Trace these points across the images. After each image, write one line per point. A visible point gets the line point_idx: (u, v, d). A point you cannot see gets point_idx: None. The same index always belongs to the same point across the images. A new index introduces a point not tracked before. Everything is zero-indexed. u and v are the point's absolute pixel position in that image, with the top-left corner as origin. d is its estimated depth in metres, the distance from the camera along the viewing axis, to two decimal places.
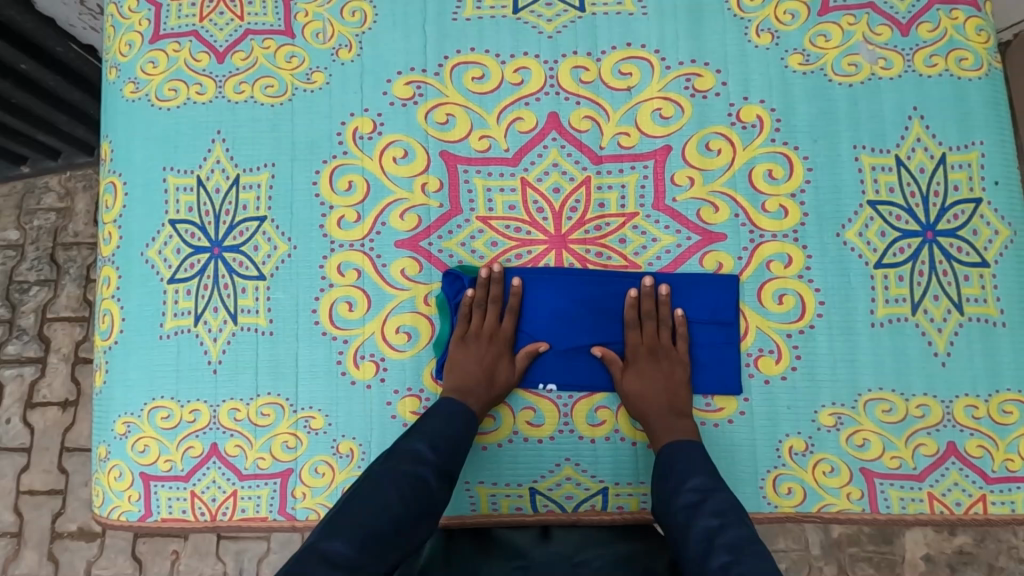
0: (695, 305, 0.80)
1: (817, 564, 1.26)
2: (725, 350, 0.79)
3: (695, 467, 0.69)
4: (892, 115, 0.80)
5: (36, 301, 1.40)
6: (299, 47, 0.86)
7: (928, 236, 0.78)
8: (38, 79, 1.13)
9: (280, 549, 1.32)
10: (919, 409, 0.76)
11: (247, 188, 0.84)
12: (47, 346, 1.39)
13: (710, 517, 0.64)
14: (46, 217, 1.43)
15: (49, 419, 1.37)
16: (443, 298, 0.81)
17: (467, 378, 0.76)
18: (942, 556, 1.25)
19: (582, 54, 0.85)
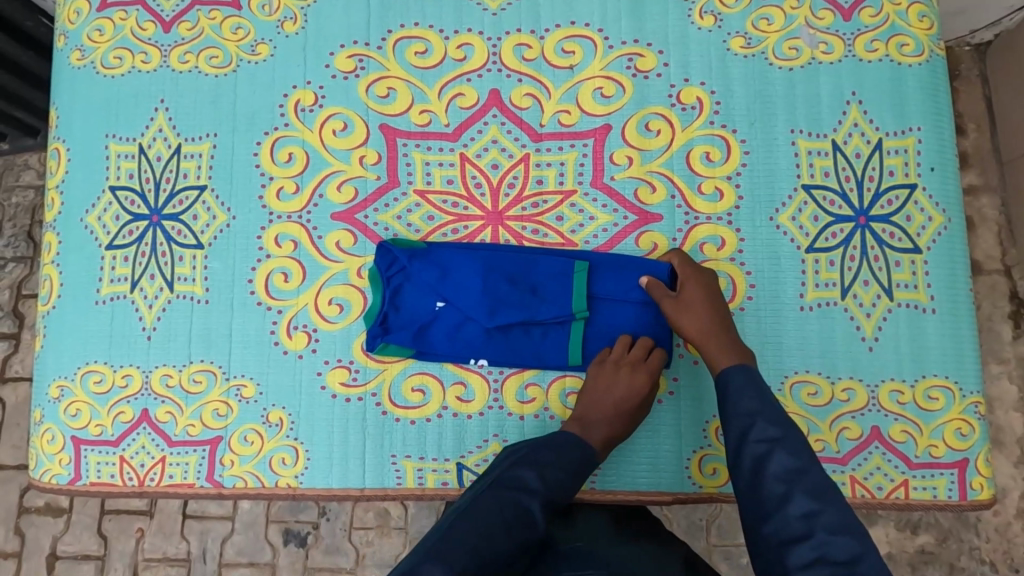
0: (627, 286, 0.79)
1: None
2: (656, 329, 0.80)
3: (746, 387, 0.68)
4: (831, 99, 0.80)
5: (11, 277, 1.41)
6: (245, 19, 0.86)
7: (861, 221, 0.78)
8: (13, 56, 1.14)
9: (244, 530, 1.27)
10: (845, 393, 0.76)
11: (188, 157, 0.85)
12: (21, 323, 1.39)
13: (760, 441, 0.64)
14: (23, 195, 1.43)
15: (20, 395, 1.37)
16: (378, 270, 0.80)
17: (593, 420, 0.75)
18: (903, 555, 1.16)
19: (526, 32, 0.85)
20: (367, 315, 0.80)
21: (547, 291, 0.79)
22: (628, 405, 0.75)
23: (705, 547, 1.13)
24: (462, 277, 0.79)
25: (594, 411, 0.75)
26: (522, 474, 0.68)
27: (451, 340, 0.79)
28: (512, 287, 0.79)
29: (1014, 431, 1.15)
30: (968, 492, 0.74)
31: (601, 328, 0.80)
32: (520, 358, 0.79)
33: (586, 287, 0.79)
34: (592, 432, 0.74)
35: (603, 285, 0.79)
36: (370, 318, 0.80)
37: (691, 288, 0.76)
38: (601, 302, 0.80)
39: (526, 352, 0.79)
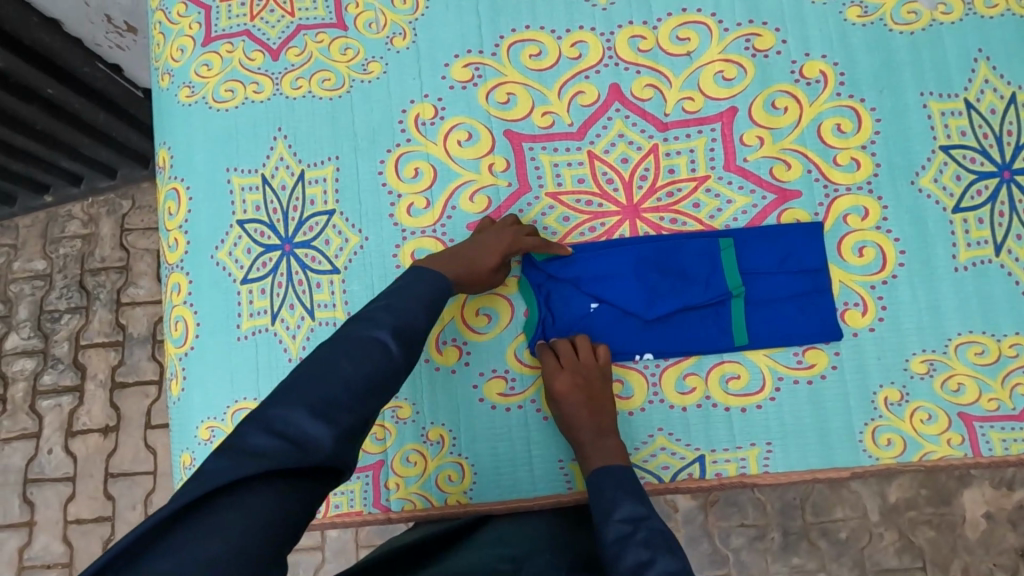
0: (778, 261, 0.79)
1: (876, 531, 1.27)
2: (816, 299, 0.78)
3: (611, 483, 0.70)
4: (957, 59, 0.80)
5: (68, 329, 1.38)
6: (353, 39, 0.86)
7: (1005, 176, 0.78)
8: (63, 104, 1.11)
9: (336, 557, 1.18)
10: (1013, 349, 0.76)
11: (313, 183, 0.84)
12: (83, 373, 1.36)
13: (621, 524, 0.65)
14: (71, 245, 1.41)
15: (91, 446, 1.33)
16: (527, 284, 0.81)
17: (459, 262, 0.74)
18: (1002, 512, 1.26)
19: (639, 24, 0.85)
20: (527, 323, 0.80)
21: (697, 274, 0.79)
22: (495, 251, 0.75)
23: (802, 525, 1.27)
24: (613, 272, 0.80)
25: (483, 251, 0.75)
26: (375, 315, 0.63)
27: (611, 339, 0.80)
28: (663, 276, 0.79)
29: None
30: None
31: (760, 306, 0.79)
32: (683, 347, 0.79)
33: (736, 265, 0.79)
34: (452, 265, 0.73)
35: (753, 260, 0.79)
36: (529, 331, 0.80)
37: (566, 407, 0.75)
38: (756, 278, 0.79)
39: (685, 337, 0.79)
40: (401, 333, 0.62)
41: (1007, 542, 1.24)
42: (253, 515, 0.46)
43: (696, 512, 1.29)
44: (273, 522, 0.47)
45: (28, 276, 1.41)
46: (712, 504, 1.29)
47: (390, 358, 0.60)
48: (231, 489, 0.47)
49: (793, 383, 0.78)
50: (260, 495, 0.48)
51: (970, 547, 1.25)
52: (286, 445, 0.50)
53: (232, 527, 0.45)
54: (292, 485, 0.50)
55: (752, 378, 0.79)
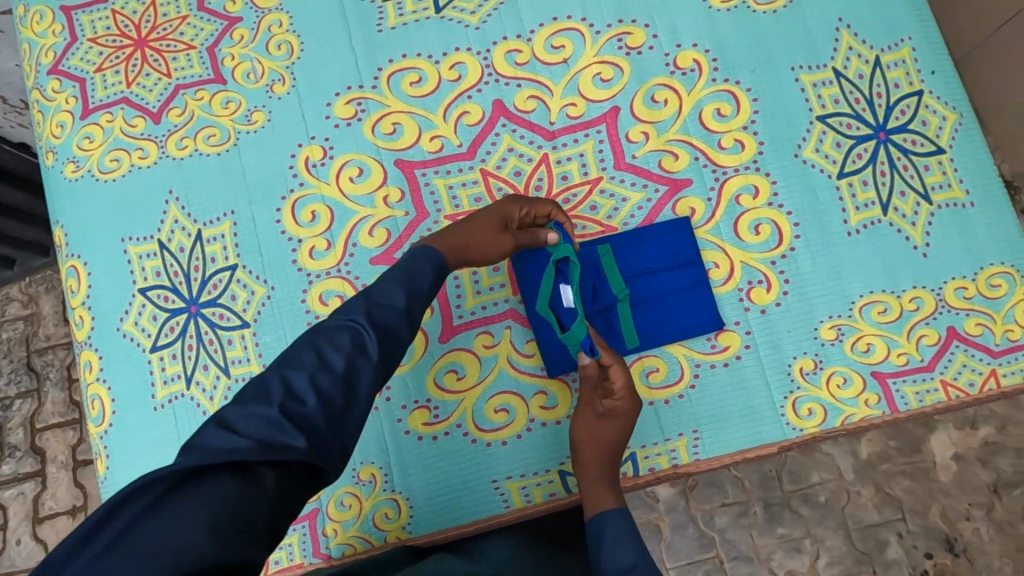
0: (660, 258, 0.80)
1: (854, 488, 1.28)
2: (699, 291, 0.80)
3: (620, 534, 0.66)
4: (821, 30, 0.82)
5: (20, 414, 1.34)
6: (233, 91, 0.86)
7: (881, 137, 0.80)
8: None
9: None
10: (913, 303, 0.77)
11: (211, 241, 0.83)
12: (43, 458, 1.32)
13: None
14: (14, 328, 1.38)
15: (61, 529, 1.28)
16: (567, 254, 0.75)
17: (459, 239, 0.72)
18: (971, 451, 1.28)
19: (513, 38, 0.85)
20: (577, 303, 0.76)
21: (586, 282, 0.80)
22: (491, 224, 0.74)
23: (782, 494, 1.26)
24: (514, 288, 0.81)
25: (480, 222, 0.74)
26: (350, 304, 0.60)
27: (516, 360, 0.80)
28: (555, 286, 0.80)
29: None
30: None
31: (661, 302, 0.80)
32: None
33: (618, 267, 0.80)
34: (456, 238, 0.71)
35: (634, 261, 0.80)
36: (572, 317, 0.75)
37: (604, 428, 0.73)
38: (641, 278, 0.80)
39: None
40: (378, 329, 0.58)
41: (978, 479, 1.27)
42: (197, 514, 0.44)
43: (677, 498, 1.29)
44: (228, 516, 0.45)
45: None
46: (691, 487, 1.29)
47: (364, 351, 0.56)
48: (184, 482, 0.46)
49: (711, 369, 0.79)
50: (217, 487, 0.46)
51: (946, 490, 1.27)
52: (249, 443, 0.48)
53: (179, 524, 0.44)
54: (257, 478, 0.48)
55: (671, 369, 0.79)
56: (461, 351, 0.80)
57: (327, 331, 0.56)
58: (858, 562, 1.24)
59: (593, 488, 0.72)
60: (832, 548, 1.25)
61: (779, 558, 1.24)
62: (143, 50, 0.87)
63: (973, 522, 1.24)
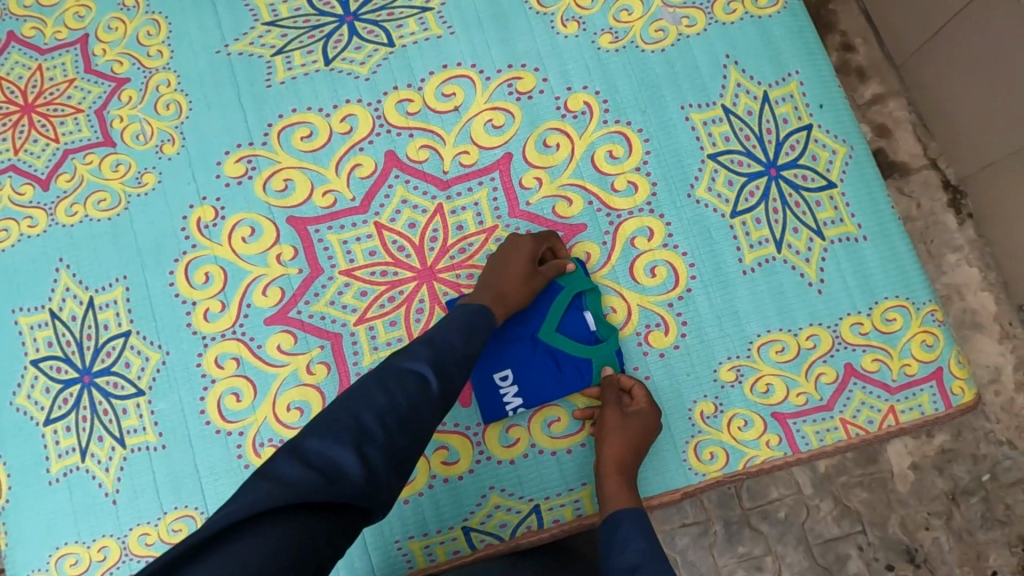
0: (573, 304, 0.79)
1: (812, 503, 1.14)
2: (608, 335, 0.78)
3: (635, 533, 0.64)
4: (709, 68, 0.82)
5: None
6: (123, 153, 0.84)
7: (772, 173, 0.79)
8: None
9: None
10: (810, 341, 0.76)
11: (104, 307, 0.82)
12: None
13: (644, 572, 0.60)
14: None
15: None
16: (581, 284, 0.79)
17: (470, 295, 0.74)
18: (927, 461, 1.14)
19: (403, 87, 0.85)
20: (601, 327, 0.79)
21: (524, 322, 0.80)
22: (519, 261, 0.75)
23: (741, 514, 1.14)
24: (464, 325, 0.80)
25: (509, 262, 0.75)
26: (414, 347, 0.63)
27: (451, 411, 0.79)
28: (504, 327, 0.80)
29: (987, 309, 1.15)
30: (953, 400, 0.74)
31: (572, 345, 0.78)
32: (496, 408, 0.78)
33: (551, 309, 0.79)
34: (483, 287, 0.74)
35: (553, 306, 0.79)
36: (605, 340, 0.78)
37: (629, 423, 0.73)
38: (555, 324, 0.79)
39: (519, 390, 0.78)
40: (442, 371, 0.62)
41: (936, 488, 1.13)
42: (248, 557, 0.44)
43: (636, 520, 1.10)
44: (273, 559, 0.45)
45: None
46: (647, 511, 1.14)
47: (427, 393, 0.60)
48: (239, 526, 0.46)
49: None
50: (267, 531, 0.47)
51: (903, 500, 1.13)
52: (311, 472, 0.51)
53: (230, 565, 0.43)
54: (306, 520, 0.49)
55: (572, 418, 0.79)
56: None
57: (391, 374, 0.60)
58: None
59: (612, 487, 0.70)
60: (794, 565, 1.12)
61: None
62: (30, 116, 0.85)
63: (933, 531, 1.12)
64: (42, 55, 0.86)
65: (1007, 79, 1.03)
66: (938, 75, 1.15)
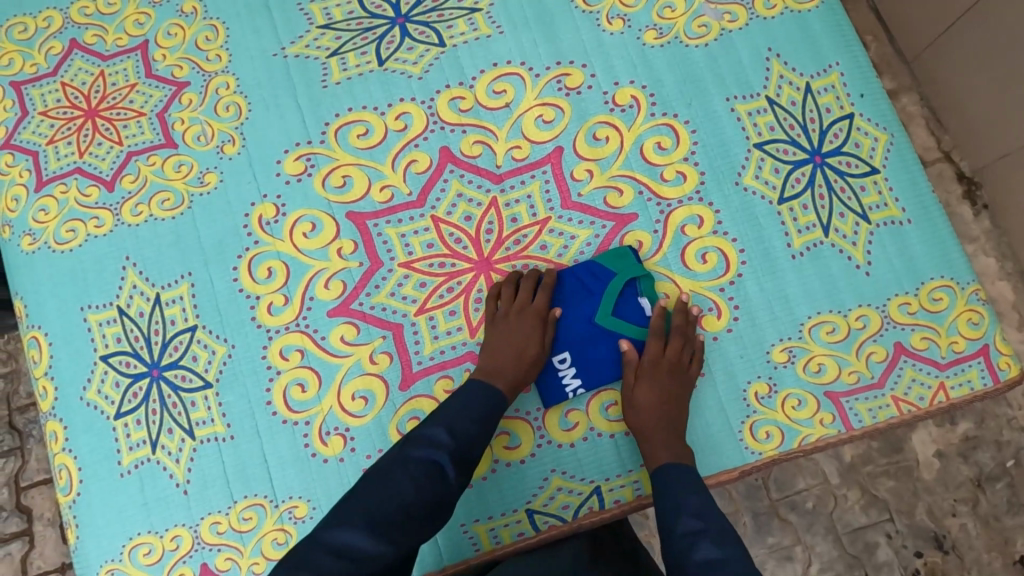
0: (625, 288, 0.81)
1: (840, 493, 1.16)
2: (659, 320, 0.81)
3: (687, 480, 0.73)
4: (751, 61, 0.85)
5: (7, 473, 1.27)
6: (185, 154, 0.87)
7: (817, 160, 0.82)
8: None
9: None
10: (860, 321, 0.79)
11: (170, 303, 0.84)
12: (30, 517, 1.27)
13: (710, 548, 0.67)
14: None
15: None
16: (633, 270, 0.80)
17: (500, 352, 0.78)
18: (952, 448, 1.17)
19: (455, 85, 0.88)
20: (656, 312, 0.81)
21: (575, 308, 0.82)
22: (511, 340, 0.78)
23: (770, 505, 1.15)
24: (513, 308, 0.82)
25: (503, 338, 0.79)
26: (433, 433, 0.71)
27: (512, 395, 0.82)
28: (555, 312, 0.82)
29: (1005, 297, 1.17)
30: (1001, 374, 0.77)
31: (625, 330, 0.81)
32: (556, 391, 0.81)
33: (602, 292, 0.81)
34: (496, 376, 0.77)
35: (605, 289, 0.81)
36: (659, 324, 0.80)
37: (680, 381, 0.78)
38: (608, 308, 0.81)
39: (578, 370, 0.81)
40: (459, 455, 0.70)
41: (962, 474, 1.16)
42: None
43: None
44: None
45: None
46: None
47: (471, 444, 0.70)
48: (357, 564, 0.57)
49: None
50: None
51: (930, 487, 1.16)
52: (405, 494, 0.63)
53: None
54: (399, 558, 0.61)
55: None
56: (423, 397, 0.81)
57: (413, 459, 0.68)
58: (849, 567, 1.13)
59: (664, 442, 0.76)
60: (823, 555, 1.14)
61: (771, 568, 1.13)
62: (94, 120, 0.88)
63: (959, 517, 1.15)
64: (104, 62, 0.90)
65: (1013, 74, 1.06)
66: (950, 68, 1.18)
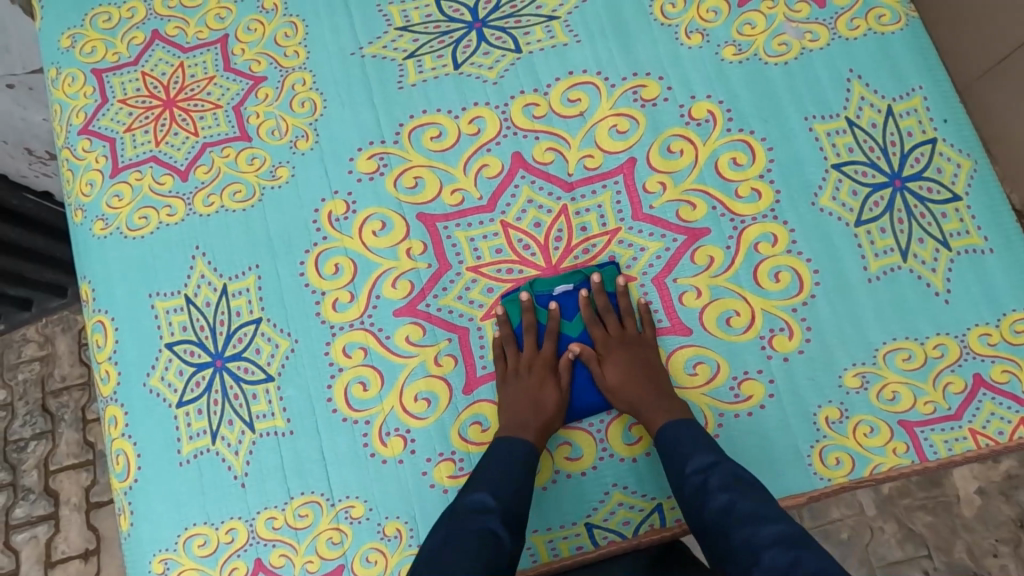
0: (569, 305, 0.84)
1: (876, 525, 1.14)
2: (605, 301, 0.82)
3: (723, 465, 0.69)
4: (832, 81, 0.84)
5: (34, 457, 1.32)
6: (258, 148, 0.88)
7: (897, 184, 0.81)
8: (10, 240, 1.14)
9: None
10: (937, 350, 0.77)
11: (236, 295, 0.84)
12: (56, 500, 1.29)
13: (744, 525, 0.63)
14: (30, 368, 1.36)
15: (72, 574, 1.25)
16: (526, 291, 0.82)
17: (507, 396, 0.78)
18: (993, 485, 1.14)
19: (530, 92, 0.88)
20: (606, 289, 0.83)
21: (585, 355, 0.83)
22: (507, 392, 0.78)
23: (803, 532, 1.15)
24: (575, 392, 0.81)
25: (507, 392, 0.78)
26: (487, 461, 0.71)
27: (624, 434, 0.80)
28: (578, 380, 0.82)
29: None
30: None
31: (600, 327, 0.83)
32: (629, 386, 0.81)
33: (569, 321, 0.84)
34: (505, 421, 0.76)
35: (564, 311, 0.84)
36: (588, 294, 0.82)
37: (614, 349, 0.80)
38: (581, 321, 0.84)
39: None
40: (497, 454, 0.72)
41: (1003, 514, 1.12)
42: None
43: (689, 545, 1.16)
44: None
45: (17, 407, 1.35)
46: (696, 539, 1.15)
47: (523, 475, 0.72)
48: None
49: (735, 418, 0.78)
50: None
51: (969, 525, 1.13)
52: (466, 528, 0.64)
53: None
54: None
55: None
56: (486, 403, 0.80)
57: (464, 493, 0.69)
58: None
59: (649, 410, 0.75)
60: None
61: None
62: (171, 110, 0.89)
63: (1001, 558, 1.11)
64: (185, 53, 0.91)
65: None
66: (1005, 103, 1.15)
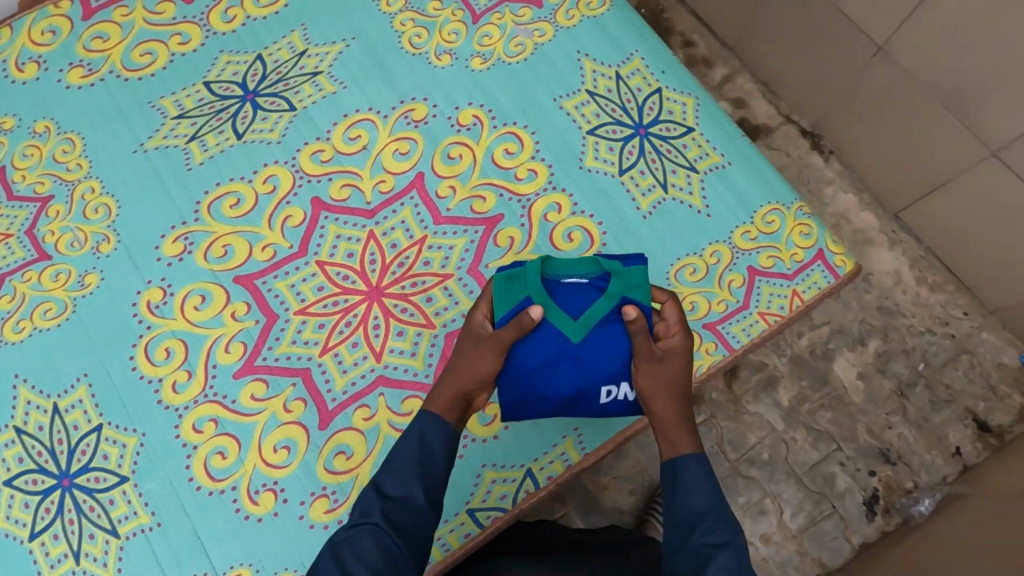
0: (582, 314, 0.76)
1: (789, 437, 1.21)
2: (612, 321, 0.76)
3: (700, 479, 0.67)
4: (566, 63, 0.97)
5: None
6: (61, 263, 0.88)
7: (641, 132, 0.94)
8: None
9: None
10: (714, 256, 0.89)
11: (70, 409, 0.83)
12: None
13: (713, 551, 0.62)
14: None
15: None
16: (534, 272, 0.77)
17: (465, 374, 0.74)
18: (869, 367, 1.25)
19: (313, 141, 0.95)
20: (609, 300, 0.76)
21: (583, 355, 0.76)
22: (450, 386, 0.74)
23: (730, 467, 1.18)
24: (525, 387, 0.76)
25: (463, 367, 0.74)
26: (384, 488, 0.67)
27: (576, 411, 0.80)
28: (543, 377, 0.76)
29: (872, 224, 1.34)
30: (839, 271, 0.88)
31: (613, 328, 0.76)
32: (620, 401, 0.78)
33: (567, 318, 0.76)
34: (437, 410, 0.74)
35: (571, 302, 0.77)
36: (608, 294, 0.76)
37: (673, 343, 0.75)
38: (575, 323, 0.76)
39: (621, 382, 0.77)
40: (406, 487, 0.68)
41: (885, 388, 1.23)
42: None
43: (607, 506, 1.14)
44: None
45: None
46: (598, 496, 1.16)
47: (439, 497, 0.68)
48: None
49: None
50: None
51: (862, 408, 1.22)
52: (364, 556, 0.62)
53: None
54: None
55: None
56: (344, 431, 0.83)
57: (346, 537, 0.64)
58: (817, 503, 1.17)
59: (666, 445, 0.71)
60: (792, 499, 1.17)
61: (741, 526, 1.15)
62: None
63: (895, 428, 1.21)
64: None
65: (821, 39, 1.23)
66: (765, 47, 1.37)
